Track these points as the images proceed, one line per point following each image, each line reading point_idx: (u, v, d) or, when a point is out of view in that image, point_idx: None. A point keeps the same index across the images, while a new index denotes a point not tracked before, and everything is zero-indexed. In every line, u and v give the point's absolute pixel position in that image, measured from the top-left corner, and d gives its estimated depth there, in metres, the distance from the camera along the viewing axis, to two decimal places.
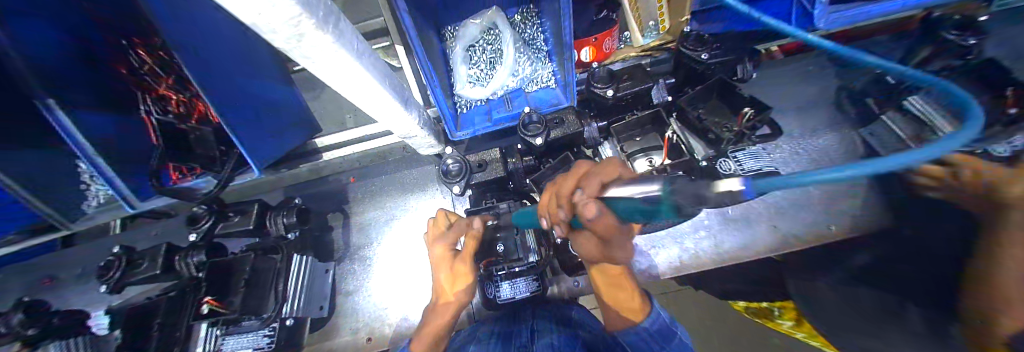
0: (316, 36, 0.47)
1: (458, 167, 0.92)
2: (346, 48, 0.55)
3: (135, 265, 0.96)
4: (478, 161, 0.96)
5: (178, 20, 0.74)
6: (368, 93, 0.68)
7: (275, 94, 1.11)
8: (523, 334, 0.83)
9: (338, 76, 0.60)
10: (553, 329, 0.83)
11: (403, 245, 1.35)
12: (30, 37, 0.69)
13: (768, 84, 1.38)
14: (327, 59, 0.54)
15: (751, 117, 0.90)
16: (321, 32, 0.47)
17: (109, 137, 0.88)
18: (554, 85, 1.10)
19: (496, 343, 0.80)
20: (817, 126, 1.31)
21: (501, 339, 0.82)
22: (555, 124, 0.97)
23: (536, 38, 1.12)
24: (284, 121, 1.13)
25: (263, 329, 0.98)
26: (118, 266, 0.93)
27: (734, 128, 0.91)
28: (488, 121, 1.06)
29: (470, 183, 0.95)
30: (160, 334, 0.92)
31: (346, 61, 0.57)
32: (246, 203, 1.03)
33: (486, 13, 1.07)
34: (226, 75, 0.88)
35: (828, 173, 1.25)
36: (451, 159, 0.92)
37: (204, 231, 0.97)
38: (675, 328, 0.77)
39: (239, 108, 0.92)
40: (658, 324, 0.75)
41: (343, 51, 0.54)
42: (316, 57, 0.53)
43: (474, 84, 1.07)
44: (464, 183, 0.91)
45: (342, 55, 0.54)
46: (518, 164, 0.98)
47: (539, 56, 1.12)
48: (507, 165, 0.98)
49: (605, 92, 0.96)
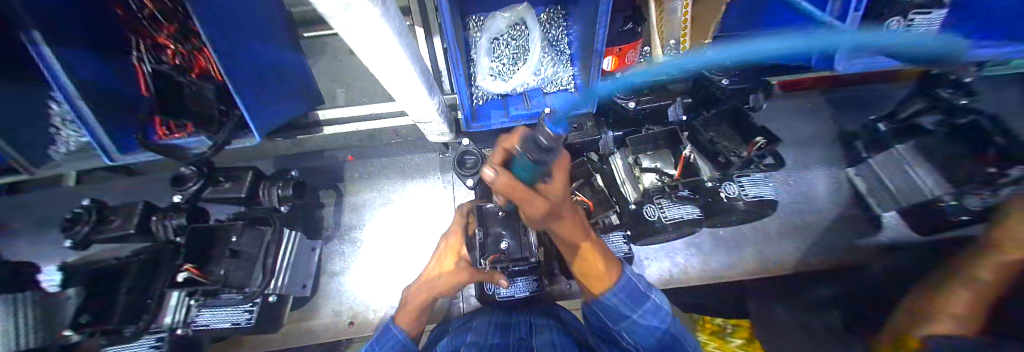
0: (365, 7, 0.43)
1: (474, 160, 0.90)
2: (388, 23, 0.51)
3: (106, 222, 0.88)
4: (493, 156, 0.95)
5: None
6: (397, 73, 0.65)
7: (282, 58, 1.05)
8: (524, 325, 0.83)
9: (373, 50, 0.56)
10: (553, 324, 0.83)
11: (396, 229, 1.32)
12: None
13: (770, 117, 1.45)
14: (369, 32, 0.50)
15: (762, 147, 0.93)
16: (371, 4, 0.44)
17: (93, 81, 0.79)
18: (573, 89, 1.10)
19: (497, 333, 0.78)
20: (809, 162, 1.38)
21: (501, 329, 0.80)
22: (574, 129, 0.99)
23: (561, 40, 1.11)
24: (288, 88, 1.07)
25: (246, 304, 0.93)
26: (87, 221, 0.85)
27: (746, 155, 0.94)
28: (505, 116, 1.06)
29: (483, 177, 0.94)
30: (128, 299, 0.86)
31: (385, 37, 0.53)
32: (239, 170, 0.96)
33: (515, 7, 1.04)
34: (235, 31, 0.82)
35: (816, 206, 1.32)
36: (468, 152, 0.90)
37: (192, 194, 0.90)
38: (650, 292, 0.65)
39: (241, 64, 0.84)
40: (628, 291, 0.65)
41: (386, 26, 0.51)
42: (356, 27, 0.49)
43: (495, 77, 1.05)
44: (478, 176, 0.89)
45: (384, 29, 0.51)
46: None
47: (562, 59, 1.11)
48: None
49: (627, 104, 0.99)
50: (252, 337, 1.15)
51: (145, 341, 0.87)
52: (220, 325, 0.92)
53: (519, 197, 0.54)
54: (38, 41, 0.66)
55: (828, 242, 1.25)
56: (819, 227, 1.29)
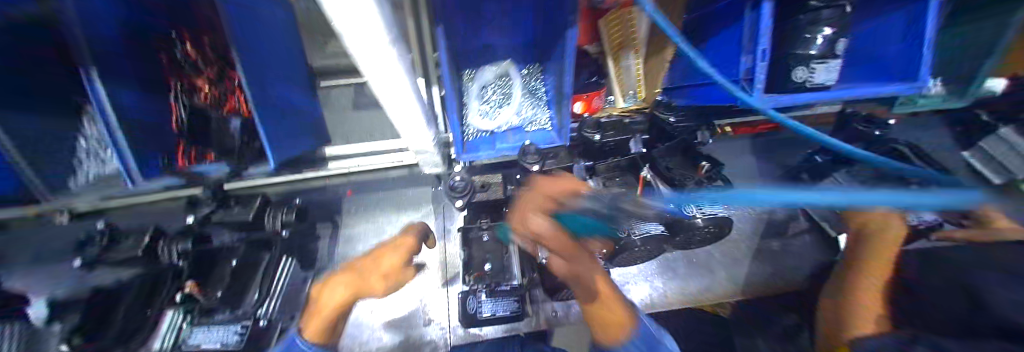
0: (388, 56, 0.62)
1: (463, 184, 1.00)
2: (402, 65, 0.70)
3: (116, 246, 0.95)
4: (479, 182, 1.07)
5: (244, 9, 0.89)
6: (404, 107, 0.82)
7: (300, 101, 1.24)
8: None
9: (390, 93, 0.75)
10: None
11: (391, 269, 1.26)
12: (101, 8, 0.83)
13: (724, 154, 1.64)
14: (387, 78, 0.69)
15: (708, 170, 1.11)
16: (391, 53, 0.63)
17: (137, 112, 0.97)
18: (550, 128, 1.28)
19: None
20: (764, 191, 1.54)
21: None
22: (550, 157, 1.14)
23: (539, 89, 1.31)
24: (303, 127, 1.23)
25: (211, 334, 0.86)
26: (98, 244, 0.93)
27: (694, 178, 1.11)
28: (492, 149, 1.20)
29: (471, 201, 1.04)
30: (122, 323, 0.88)
31: (399, 78, 0.71)
32: (249, 196, 1.06)
33: (500, 63, 1.29)
34: (260, 71, 1.00)
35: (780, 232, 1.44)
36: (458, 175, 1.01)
37: (202, 216, 0.98)
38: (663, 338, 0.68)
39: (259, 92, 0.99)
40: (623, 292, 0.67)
41: (400, 70, 0.69)
42: (376, 72, 0.66)
43: (483, 117, 1.26)
44: (466, 199, 1.00)
45: (398, 73, 0.69)
46: (515, 190, 1.06)
47: (541, 103, 1.30)
48: (505, 190, 1.07)
49: (594, 137, 1.15)
50: None
51: None
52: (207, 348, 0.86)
53: (558, 244, 0.69)
54: (94, 74, 0.84)
55: (795, 265, 1.34)
56: (784, 251, 1.38)
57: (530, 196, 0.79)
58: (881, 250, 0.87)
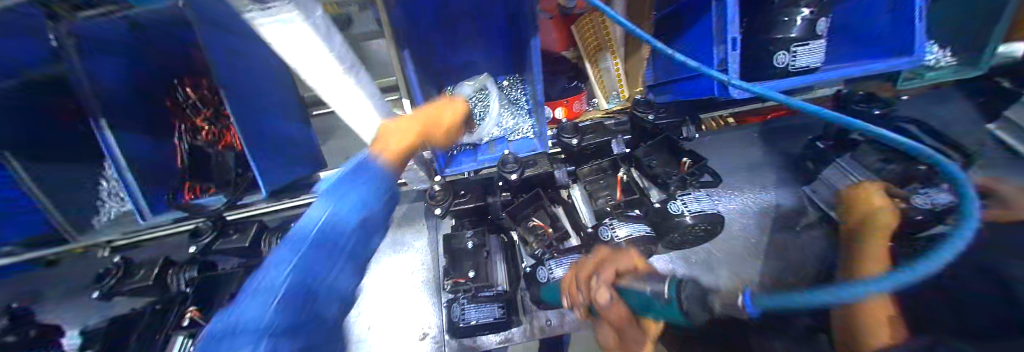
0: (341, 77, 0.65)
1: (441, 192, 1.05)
2: (361, 87, 0.71)
3: (130, 276, 1.04)
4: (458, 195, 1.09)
5: (233, 52, 0.99)
6: (374, 130, 0.82)
7: (293, 131, 1.27)
8: None
9: (355, 114, 0.75)
10: None
11: (388, 285, 1.30)
12: (105, 67, 0.97)
13: (720, 147, 1.58)
14: (348, 98, 0.71)
15: (690, 166, 1.12)
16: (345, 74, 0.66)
17: (143, 153, 1.08)
18: (533, 136, 1.28)
19: None
20: (766, 184, 1.46)
21: None
22: (530, 165, 1.14)
23: (520, 99, 1.33)
24: (298, 155, 1.28)
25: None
26: (114, 276, 1.02)
27: (677, 175, 1.12)
28: (473, 161, 1.24)
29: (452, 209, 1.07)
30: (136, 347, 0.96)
31: (359, 98, 0.72)
32: (245, 223, 1.12)
33: (479, 77, 1.32)
34: (249, 109, 1.04)
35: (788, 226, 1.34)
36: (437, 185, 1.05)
37: (203, 245, 1.05)
38: None
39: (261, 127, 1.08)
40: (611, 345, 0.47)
41: (359, 91, 0.71)
42: (334, 93, 0.69)
43: (464, 132, 1.27)
44: (446, 206, 1.04)
45: (357, 94, 0.70)
46: (497, 198, 1.09)
47: (522, 112, 1.32)
48: (486, 197, 1.10)
49: (571, 141, 1.13)
50: None
51: None
52: None
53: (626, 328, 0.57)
54: (103, 126, 0.96)
55: None
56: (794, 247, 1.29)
57: (593, 264, 0.73)
58: (880, 262, 0.78)
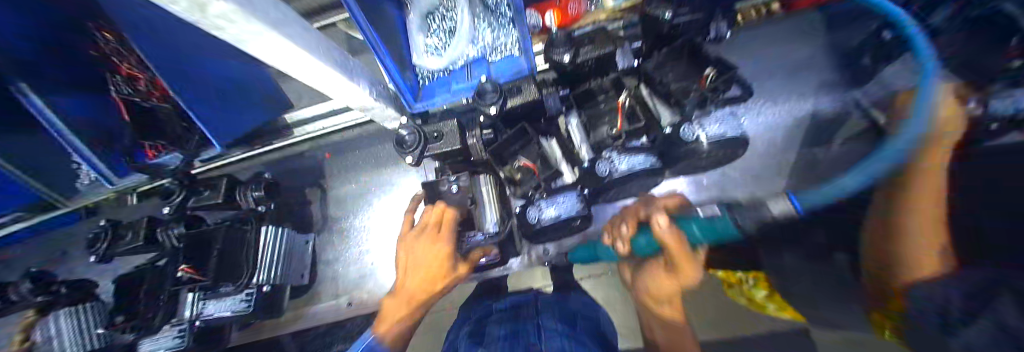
0: (250, 24, 0.42)
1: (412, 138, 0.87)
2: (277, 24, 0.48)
3: (120, 238, 1.03)
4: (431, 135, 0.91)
5: None
6: (316, 74, 0.63)
7: (240, 71, 1.06)
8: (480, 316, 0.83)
9: (280, 58, 0.55)
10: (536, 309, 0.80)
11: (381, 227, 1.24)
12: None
13: (764, 44, 1.23)
14: (268, 45, 0.50)
15: (713, 79, 0.85)
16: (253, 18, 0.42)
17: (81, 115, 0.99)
18: (518, 52, 1.03)
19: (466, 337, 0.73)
20: (817, 87, 1.16)
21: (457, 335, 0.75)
22: (514, 93, 0.93)
23: (499, 5, 1.08)
24: (251, 98, 1.11)
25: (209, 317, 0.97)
26: (105, 239, 1.02)
27: (697, 91, 0.86)
28: (449, 92, 1.04)
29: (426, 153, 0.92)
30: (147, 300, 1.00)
31: (283, 43, 0.51)
32: (214, 178, 1.04)
33: None
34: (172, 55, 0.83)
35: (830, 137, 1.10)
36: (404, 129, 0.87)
37: (177, 205, 1.00)
38: None
39: (192, 79, 0.89)
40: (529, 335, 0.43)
41: (280, 32, 0.49)
42: (246, 40, 0.47)
43: (432, 52, 1.11)
44: (417, 153, 0.86)
45: (280, 39, 0.49)
46: (477, 138, 0.90)
47: (502, 23, 1.08)
48: (465, 136, 0.91)
49: (562, 58, 0.88)
50: (263, 330, 1.24)
51: (171, 332, 1.03)
52: (223, 314, 1.00)
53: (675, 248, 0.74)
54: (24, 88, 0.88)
55: None
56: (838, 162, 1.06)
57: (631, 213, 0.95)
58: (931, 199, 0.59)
